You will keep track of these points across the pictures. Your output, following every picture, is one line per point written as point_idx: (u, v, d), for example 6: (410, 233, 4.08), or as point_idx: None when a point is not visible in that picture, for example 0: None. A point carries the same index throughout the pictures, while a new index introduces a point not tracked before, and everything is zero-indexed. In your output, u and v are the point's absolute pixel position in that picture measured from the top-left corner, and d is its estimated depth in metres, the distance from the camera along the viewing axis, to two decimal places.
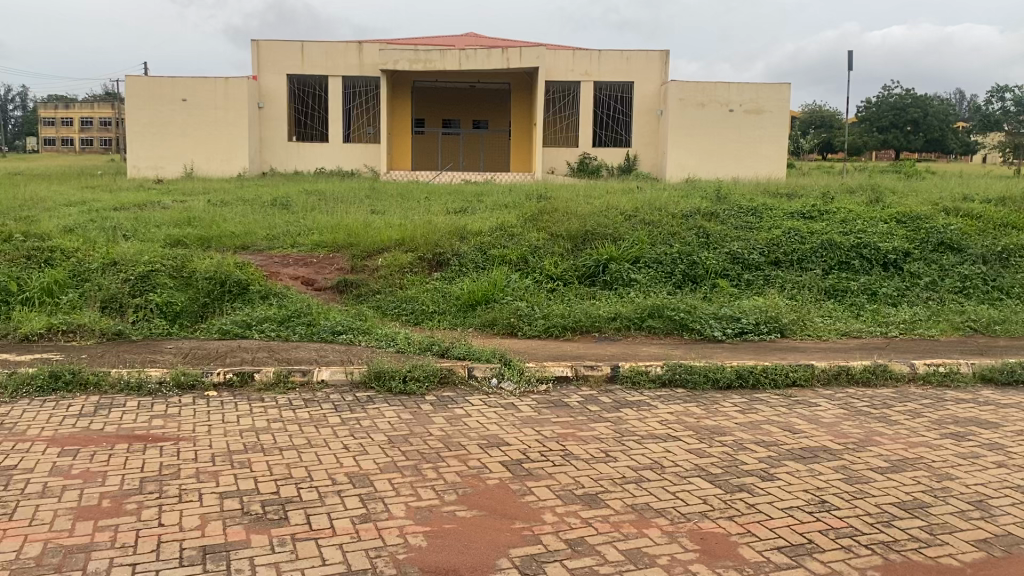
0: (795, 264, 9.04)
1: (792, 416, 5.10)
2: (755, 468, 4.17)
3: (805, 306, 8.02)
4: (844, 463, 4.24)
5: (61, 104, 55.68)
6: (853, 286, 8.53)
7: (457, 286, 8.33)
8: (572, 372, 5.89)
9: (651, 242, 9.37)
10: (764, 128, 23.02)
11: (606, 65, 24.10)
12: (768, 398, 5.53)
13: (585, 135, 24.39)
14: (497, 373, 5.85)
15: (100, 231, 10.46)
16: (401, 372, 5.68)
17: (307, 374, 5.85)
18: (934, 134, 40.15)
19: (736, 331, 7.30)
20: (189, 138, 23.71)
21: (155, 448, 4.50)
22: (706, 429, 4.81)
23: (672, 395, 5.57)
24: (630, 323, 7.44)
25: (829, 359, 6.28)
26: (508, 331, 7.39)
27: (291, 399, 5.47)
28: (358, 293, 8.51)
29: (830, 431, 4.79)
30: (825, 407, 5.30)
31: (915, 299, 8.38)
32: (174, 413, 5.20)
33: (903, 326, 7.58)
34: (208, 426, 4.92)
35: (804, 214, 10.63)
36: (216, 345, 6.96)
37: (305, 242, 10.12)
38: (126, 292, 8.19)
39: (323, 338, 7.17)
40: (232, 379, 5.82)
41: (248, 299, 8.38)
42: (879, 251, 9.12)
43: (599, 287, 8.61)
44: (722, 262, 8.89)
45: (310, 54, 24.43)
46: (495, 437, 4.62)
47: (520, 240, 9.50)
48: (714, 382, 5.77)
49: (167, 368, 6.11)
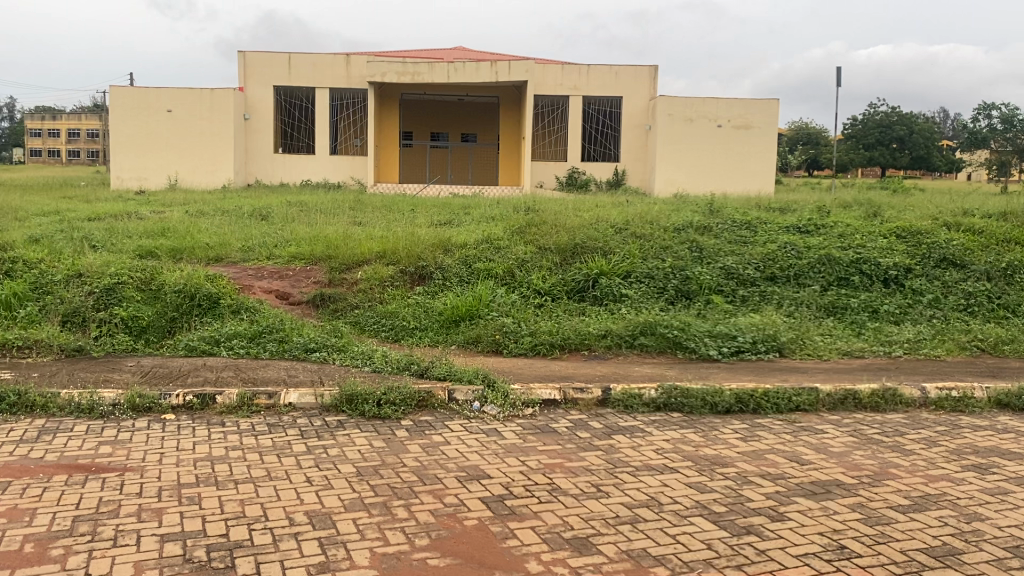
0: (792, 279, 8.67)
1: (799, 444, 4.69)
2: (761, 505, 3.76)
3: (805, 324, 7.65)
4: (860, 500, 3.84)
5: (45, 114, 55.20)
6: (853, 303, 8.15)
7: (440, 301, 7.92)
8: (560, 395, 5.48)
9: (643, 257, 8.99)
10: (753, 144, 22.76)
11: (594, 78, 23.81)
12: (771, 424, 5.12)
13: (574, 149, 24.10)
14: (479, 396, 5.42)
15: (68, 240, 10.03)
16: (375, 395, 5.26)
17: (273, 396, 5.42)
18: (919, 151, 40.28)
19: (732, 350, 6.91)
20: (173, 149, 23.26)
21: (96, 480, 4.05)
22: (706, 460, 4.40)
23: (669, 420, 5.15)
24: (620, 341, 7.04)
25: (834, 381, 5.89)
26: (493, 348, 6.98)
27: (253, 425, 5.03)
28: (335, 308, 8.07)
29: (843, 462, 4.38)
30: (833, 435, 4.90)
31: (919, 318, 8.02)
32: (124, 439, 4.76)
33: (908, 345, 7.22)
34: (159, 455, 4.47)
35: (800, 228, 10.30)
36: (180, 363, 6.52)
37: (281, 253, 9.70)
38: (90, 306, 7.74)
39: (296, 356, 6.75)
40: (192, 402, 5.38)
41: (217, 314, 7.93)
42: (879, 267, 8.75)
43: (589, 302, 8.22)
44: (717, 277, 8.51)
45: (297, 66, 24.07)
46: (476, 469, 4.19)
47: (507, 253, 9.11)
48: (713, 407, 5.35)
49: (122, 387, 5.65)
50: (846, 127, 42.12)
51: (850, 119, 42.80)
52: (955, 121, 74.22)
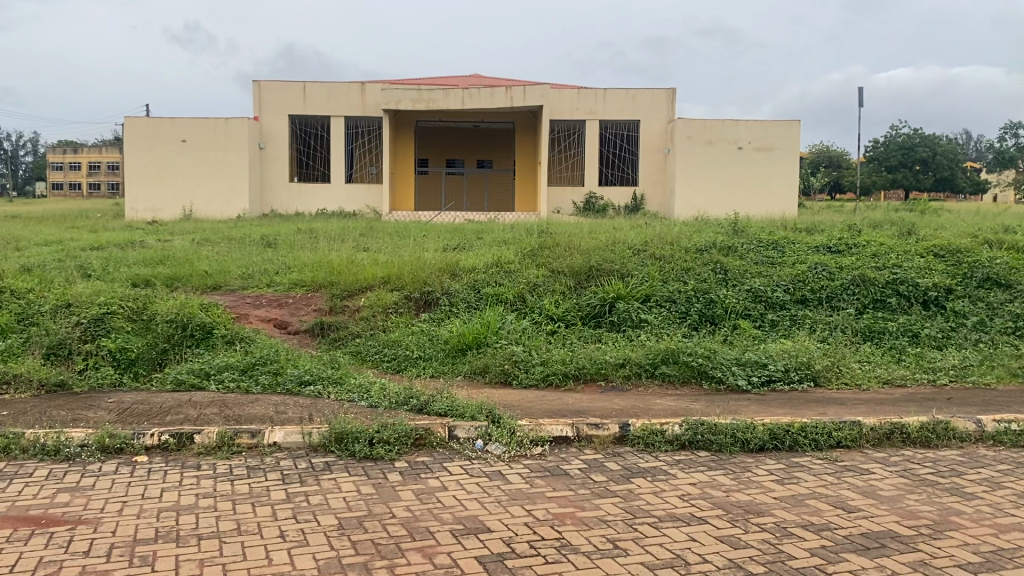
0: (824, 302, 8.11)
1: (843, 488, 4.12)
2: (805, 564, 3.19)
3: (840, 350, 7.06)
4: (922, 557, 3.26)
5: (69, 148, 55.72)
6: (892, 327, 7.57)
7: (446, 329, 7.43)
8: (573, 432, 4.93)
9: (663, 279, 8.48)
10: (775, 166, 22.21)
11: (611, 102, 23.39)
12: (811, 463, 4.55)
13: (592, 174, 23.68)
14: (483, 434, 4.90)
15: (62, 270, 9.63)
16: (367, 434, 4.75)
17: (257, 435, 4.91)
18: (943, 173, 39.36)
19: (763, 379, 6.35)
20: (187, 180, 23.01)
21: (41, 535, 3.54)
22: (739, 507, 3.84)
23: (694, 460, 4.60)
24: (640, 370, 6.52)
25: (878, 414, 5.30)
26: (502, 379, 6.47)
27: (231, 468, 4.52)
28: (335, 338, 7.60)
29: (896, 510, 3.79)
30: (882, 476, 4.32)
31: (963, 342, 7.42)
32: (87, 485, 4.25)
33: (954, 372, 6.63)
34: (121, 504, 3.95)
35: (830, 248, 9.76)
36: (164, 398, 6.03)
37: (282, 280, 9.26)
38: (76, 337, 7.31)
39: (289, 390, 6.25)
40: (167, 443, 4.87)
41: (211, 346, 7.47)
42: (918, 287, 8.18)
43: (605, 328, 7.69)
44: (743, 301, 7.96)
45: (312, 94, 23.85)
46: (474, 521, 3.66)
47: (517, 277, 8.64)
48: (744, 444, 4.80)
49: (92, 426, 5.15)
50: (867, 150, 41.57)
51: (871, 142, 42.20)
52: (979, 142, 73.47)
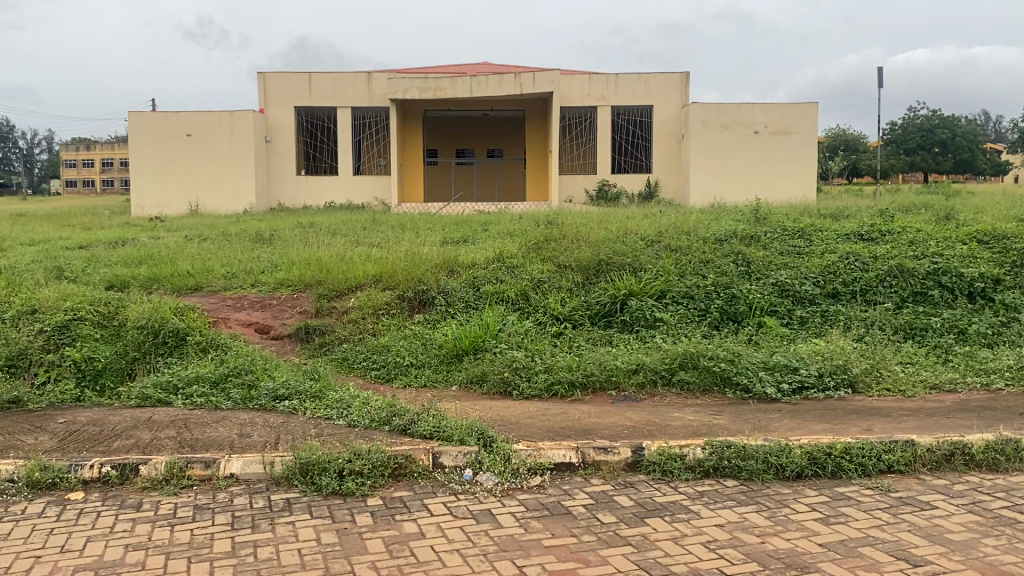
0: (858, 296, 7.37)
1: (903, 530, 3.40)
2: None
3: (879, 350, 6.32)
4: None
5: (82, 145, 55.38)
6: (934, 323, 6.82)
7: (440, 332, 6.73)
8: (577, 458, 4.24)
9: (680, 273, 7.76)
10: (793, 148, 21.32)
11: (623, 87, 22.58)
12: (860, 495, 3.83)
13: (604, 160, 22.90)
14: (472, 462, 4.23)
15: (33, 272, 8.97)
16: (336, 465, 4.07)
17: (211, 466, 4.26)
18: (963, 154, 38.29)
19: (793, 387, 5.62)
20: (191, 175, 22.41)
21: None
22: (777, 560, 3.12)
23: (720, 493, 3.89)
24: (656, 378, 5.82)
25: (934, 431, 4.55)
26: (500, 389, 5.77)
27: (175, 508, 3.85)
28: (320, 344, 6.94)
29: (973, 563, 3.07)
30: (947, 513, 3.59)
31: (1015, 339, 6.66)
32: (4, 534, 3.58)
33: (1010, 374, 5.88)
34: (32, 562, 3.28)
35: (862, 235, 9.00)
36: (123, 417, 5.37)
37: (268, 280, 8.60)
38: (37, 346, 6.67)
39: (262, 406, 5.59)
40: (108, 476, 4.21)
41: (184, 355, 6.79)
42: (962, 278, 7.42)
43: (617, 328, 6.98)
44: (768, 296, 7.22)
45: (317, 85, 23.17)
46: None
47: (521, 273, 7.93)
48: (779, 471, 4.08)
49: (26, 456, 4.48)
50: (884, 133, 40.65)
51: (889, 124, 41.12)
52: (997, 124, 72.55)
